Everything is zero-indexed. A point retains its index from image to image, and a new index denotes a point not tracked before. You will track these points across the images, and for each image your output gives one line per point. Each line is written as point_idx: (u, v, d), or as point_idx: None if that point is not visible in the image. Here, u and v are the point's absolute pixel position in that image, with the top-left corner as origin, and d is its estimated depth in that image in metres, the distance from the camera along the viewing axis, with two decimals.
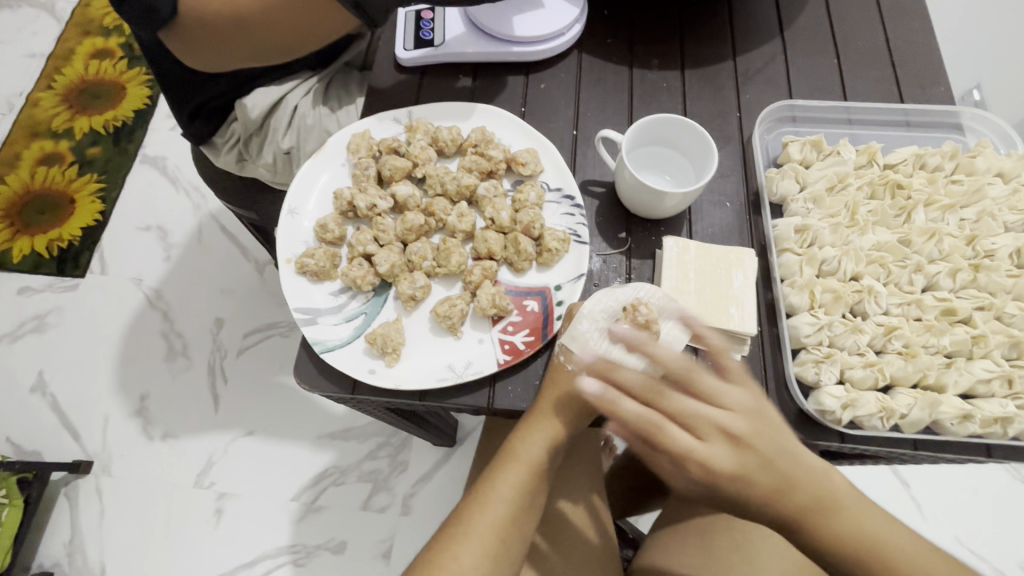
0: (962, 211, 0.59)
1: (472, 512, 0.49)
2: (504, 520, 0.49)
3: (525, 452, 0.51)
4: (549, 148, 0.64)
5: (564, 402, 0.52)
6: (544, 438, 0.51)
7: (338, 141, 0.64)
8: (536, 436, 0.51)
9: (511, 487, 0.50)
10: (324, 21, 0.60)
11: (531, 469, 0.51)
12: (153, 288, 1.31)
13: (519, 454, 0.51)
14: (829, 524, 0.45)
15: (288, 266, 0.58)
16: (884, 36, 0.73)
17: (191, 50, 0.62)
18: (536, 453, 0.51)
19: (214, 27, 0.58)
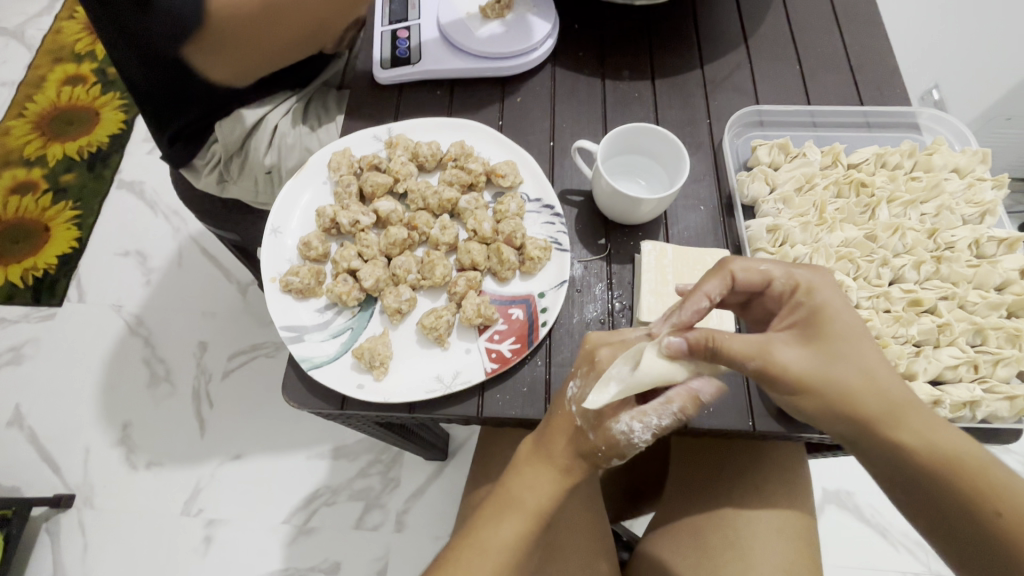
0: (922, 206, 0.62)
1: (470, 552, 0.50)
2: (502, 565, 0.50)
3: (526, 499, 0.51)
4: (527, 160, 0.65)
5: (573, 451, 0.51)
6: (541, 485, 0.51)
7: (319, 160, 0.65)
8: (534, 483, 0.52)
9: (509, 533, 0.51)
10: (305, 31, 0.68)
11: (528, 516, 0.51)
12: (133, 314, 1.30)
13: (515, 500, 0.52)
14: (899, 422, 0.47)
15: (273, 285, 0.58)
16: (841, 42, 0.76)
17: (222, 60, 0.68)
18: (532, 500, 0.51)
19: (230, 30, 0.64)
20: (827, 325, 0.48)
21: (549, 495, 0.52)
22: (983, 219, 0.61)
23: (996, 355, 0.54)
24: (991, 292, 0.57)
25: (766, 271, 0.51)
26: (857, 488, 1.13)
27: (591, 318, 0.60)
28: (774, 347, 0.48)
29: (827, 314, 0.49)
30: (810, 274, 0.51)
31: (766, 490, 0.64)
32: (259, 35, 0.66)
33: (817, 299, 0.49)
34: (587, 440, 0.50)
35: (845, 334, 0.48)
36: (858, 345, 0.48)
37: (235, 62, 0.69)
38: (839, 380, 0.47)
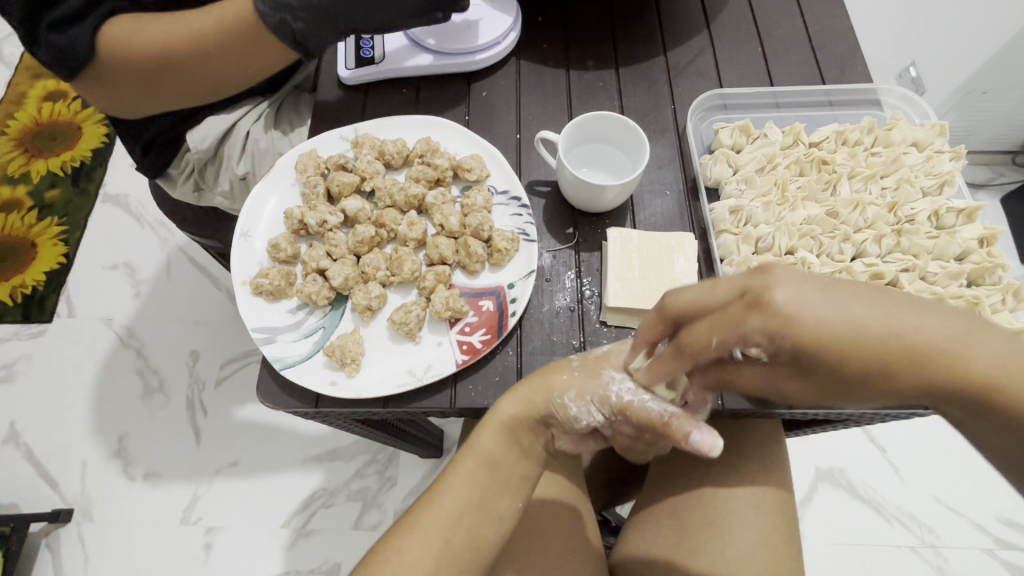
0: (882, 180, 0.62)
1: (422, 509, 0.48)
2: (453, 514, 0.47)
3: (477, 446, 0.50)
4: (493, 154, 0.66)
5: (531, 389, 0.50)
6: (495, 426, 0.50)
7: (286, 163, 0.65)
8: (487, 426, 0.50)
9: (462, 481, 0.49)
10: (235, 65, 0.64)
11: (483, 460, 0.49)
12: (123, 327, 1.30)
13: (471, 446, 0.50)
14: (968, 384, 0.35)
15: (244, 288, 0.59)
16: (803, 23, 0.77)
17: (99, 90, 0.64)
18: (486, 443, 0.50)
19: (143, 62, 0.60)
20: (819, 356, 0.37)
21: (502, 436, 0.50)
22: (942, 191, 0.62)
23: None
24: (951, 262, 0.58)
25: (718, 346, 0.37)
26: (849, 465, 1.14)
27: (561, 306, 0.60)
28: (785, 382, 0.41)
29: (829, 324, 0.36)
30: (788, 286, 0.36)
31: (745, 468, 0.65)
32: (145, 81, 0.63)
33: (810, 321, 0.36)
34: (562, 377, 0.50)
35: (863, 346, 0.36)
36: (868, 349, 0.36)
37: (113, 95, 0.65)
38: (871, 366, 0.36)
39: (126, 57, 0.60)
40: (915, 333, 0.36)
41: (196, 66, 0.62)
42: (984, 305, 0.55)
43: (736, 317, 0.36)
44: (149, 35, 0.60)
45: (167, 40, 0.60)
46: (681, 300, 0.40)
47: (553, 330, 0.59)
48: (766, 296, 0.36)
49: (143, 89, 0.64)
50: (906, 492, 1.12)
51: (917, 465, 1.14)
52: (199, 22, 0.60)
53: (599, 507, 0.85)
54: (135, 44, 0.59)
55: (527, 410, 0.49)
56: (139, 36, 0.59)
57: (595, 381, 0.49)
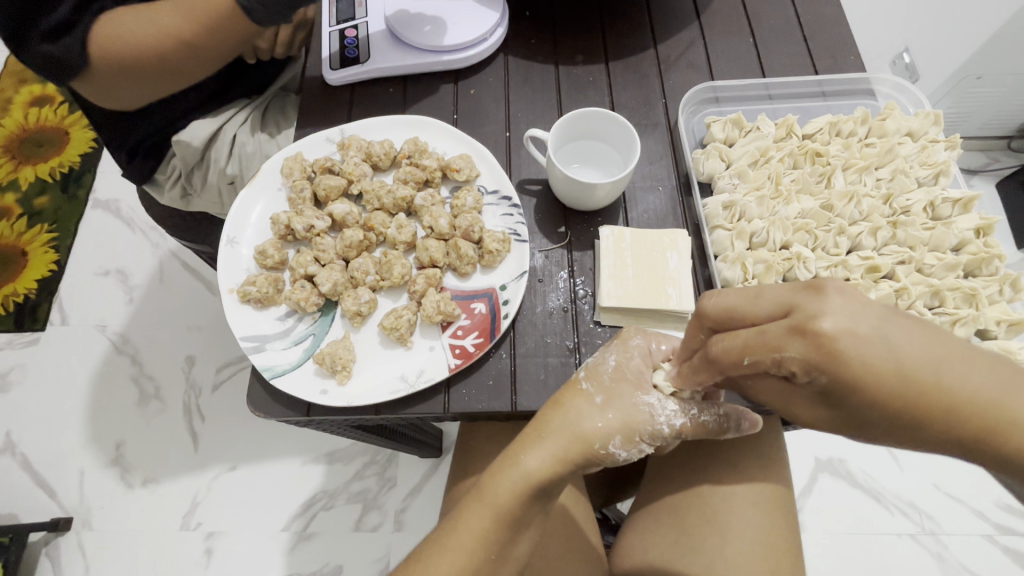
0: (877, 171, 0.61)
1: (432, 554, 0.48)
2: (462, 566, 0.47)
3: (490, 495, 0.47)
4: (482, 152, 0.65)
5: (562, 446, 0.47)
6: (516, 481, 0.47)
7: (271, 167, 0.64)
8: (505, 478, 0.47)
9: (471, 532, 0.47)
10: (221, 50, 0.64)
11: (497, 513, 0.47)
12: (117, 334, 1.29)
13: (486, 495, 0.48)
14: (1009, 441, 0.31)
15: (231, 296, 0.58)
16: (795, 12, 0.76)
17: (96, 90, 0.64)
18: (503, 496, 0.47)
19: (129, 57, 0.60)
20: (854, 398, 0.32)
21: (522, 492, 0.47)
22: (937, 180, 0.61)
23: (953, 316, 0.54)
24: (947, 254, 0.57)
25: (751, 364, 0.34)
26: (848, 455, 1.14)
27: (554, 307, 0.59)
28: (800, 404, 0.36)
29: (874, 362, 0.31)
30: (838, 313, 0.31)
31: (743, 466, 0.64)
32: (143, 76, 0.63)
33: (854, 355, 0.31)
34: (598, 426, 0.47)
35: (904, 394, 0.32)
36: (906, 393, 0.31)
37: (113, 94, 0.65)
38: (905, 411, 0.32)
39: (122, 56, 0.60)
40: (954, 384, 0.32)
41: (190, 55, 0.62)
42: (981, 296, 0.54)
43: (775, 340, 0.32)
44: (141, 29, 0.59)
45: (155, 36, 0.60)
46: (719, 306, 0.37)
47: (547, 332, 0.58)
48: (815, 324, 0.31)
49: (133, 85, 0.64)
50: (906, 480, 1.12)
51: (916, 454, 1.14)
52: (183, 11, 0.60)
53: (599, 505, 0.84)
54: (127, 41, 0.59)
55: (555, 468, 0.47)
56: (132, 32, 0.59)
57: (634, 417, 0.47)
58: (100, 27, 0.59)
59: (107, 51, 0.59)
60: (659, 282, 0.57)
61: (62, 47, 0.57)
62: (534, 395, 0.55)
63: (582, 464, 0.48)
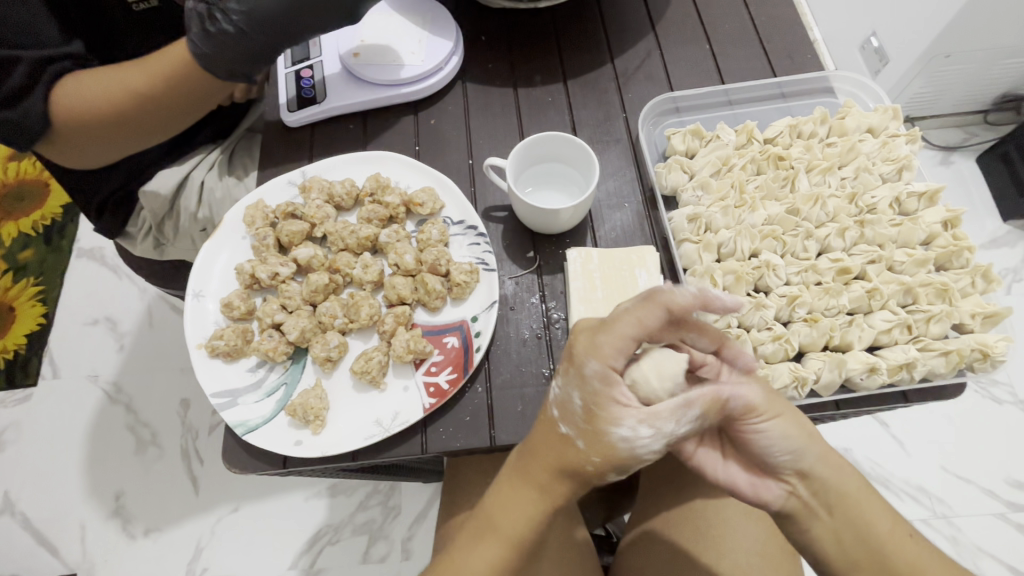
0: (841, 171, 0.61)
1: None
2: None
3: (500, 525, 0.46)
4: (445, 184, 0.64)
5: (553, 473, 0.44)
6: (523, 510, 0.46)
7: (233, 217, 0.63)
8: (515, 507, 0.46)
9: (485, 563, 0.45)
10: (178, 102, 0.65)
11: (510, 542, 0.46)
12: (110, 383, 1.28)
13: (497, 526, 0.46)
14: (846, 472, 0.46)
15: (200, 351, 0.57)
16: (749, 14, 0.76)
17: (63, 151, 0.67)
18: (514, 524, 0.46)
19: (90, 117, 0.63)
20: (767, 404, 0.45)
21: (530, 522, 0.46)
22: (902, 175, 0.61)
23: (927, 312, 0.53)
24: (917, 249, 0.57)
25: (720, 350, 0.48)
26: (853, 444, 1.12)
27: (527, 334, 0.59)
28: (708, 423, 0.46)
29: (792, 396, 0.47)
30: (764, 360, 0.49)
31: None
32: (108, 135, 0.66)
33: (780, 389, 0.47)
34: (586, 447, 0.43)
35: (833, 470, 0.45)
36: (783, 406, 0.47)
37: (86, 154, 0.68)
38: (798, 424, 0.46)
39: (80, 117, 0.63)
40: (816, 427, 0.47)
41: (147, 111, 0.65)
42: (953, 290, 0.54)
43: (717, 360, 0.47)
44: (95, 91, 0.62)
45: (113, 93, 0.62)
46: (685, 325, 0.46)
47: (521, 360, 0.57)
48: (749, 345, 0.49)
49: (98, 142, 0.66)
50: (913, 464, 1.11)
51: (922, 437, 1.13)
52: (141, 71, 0.63)
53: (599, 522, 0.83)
54: (88, 101, 0.62)
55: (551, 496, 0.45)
56: (88, 93, 0.62)
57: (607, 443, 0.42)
58: (60, 91, 0.62)
59: (69, 113, 0.62)
60: None
61: (21, 113, 0.60)
62: (512, 428, 0.54)
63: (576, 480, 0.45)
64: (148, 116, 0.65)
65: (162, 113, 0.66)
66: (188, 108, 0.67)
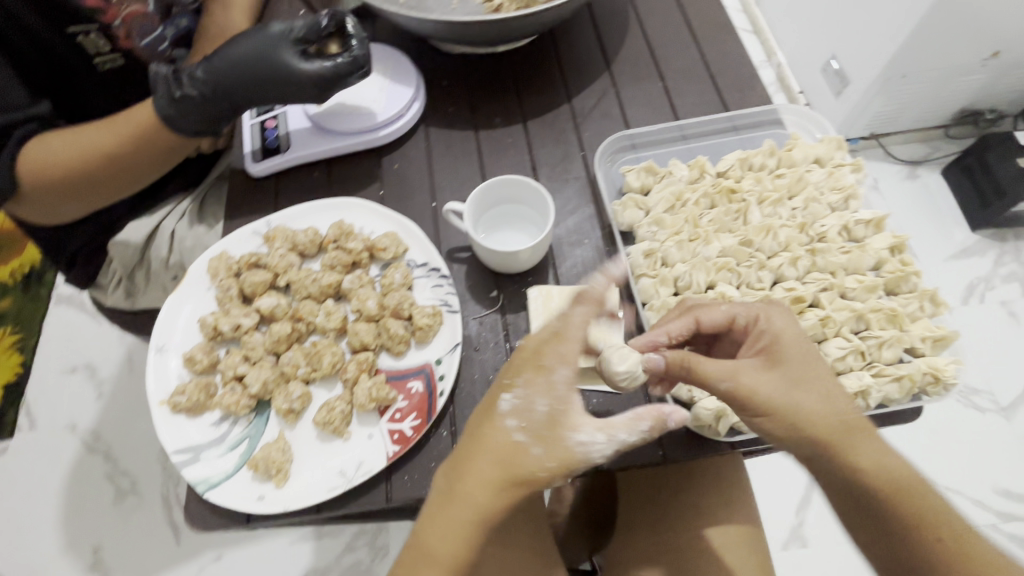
0: (791, 201, 0.63)
1: None
2: None
3: (437, 549, 0.42)
4: (408, 228, 0.65)
5: (489, 490, 0.42)
6: (452, 536, 0.42)
7: (197, 270, 0.64)
8: (443, 531, 0.42)
9: None
10: (148, 160, 0.67)
11: (448, 568, 0.42)
12: (88, 431, 1.25)
13: (429, 550, 0.42)
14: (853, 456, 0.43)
15: (161, 408, 0.56)
16: (699, 51, 0.79)
17: (30, 210, 0.67)
18: (449, 549, 0.42)
19: (56, 178, 0.63)
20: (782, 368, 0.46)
21: (464, 545, 0.42)
22: (849, 203, 0.62)
23: (880, 338, 0.54)
24: (867, 275, 0.58)
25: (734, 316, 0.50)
26: None
27: (491, 375, 0.59)
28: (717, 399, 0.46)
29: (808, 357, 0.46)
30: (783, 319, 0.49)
31: (711, 508, 0.62)
32: (77, 194, 0.66)
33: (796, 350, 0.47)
34: (529, 463, 0.42)
35: (838, 443, 0.44)
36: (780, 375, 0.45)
37: (52, 213, 0.69)
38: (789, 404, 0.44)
39: (46, 179, 0.63)
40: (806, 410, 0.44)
41: (114, 170, 0.66)
42: (903, 316, 0.55)
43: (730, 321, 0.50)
44: (62, 152, 0.63)
45: (81, 155, 0.64)
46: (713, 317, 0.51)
47: None
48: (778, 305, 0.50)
49: (65, 201, 0.67)
50: None
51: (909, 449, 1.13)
52: (107, 132, 0.64)
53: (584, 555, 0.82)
54: (54, 163, 0.63)
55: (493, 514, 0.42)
56: (60, 154, 0.63)
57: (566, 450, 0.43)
58: (26, 153, 0.63)
59: (35, 175, 0.63)
60: None
61: None
62: None
63: (522, 493, 0.42)
64: (116, 175, 0.66)
65: (130, 171, 0.67)
66: (156, 165, 0.68)
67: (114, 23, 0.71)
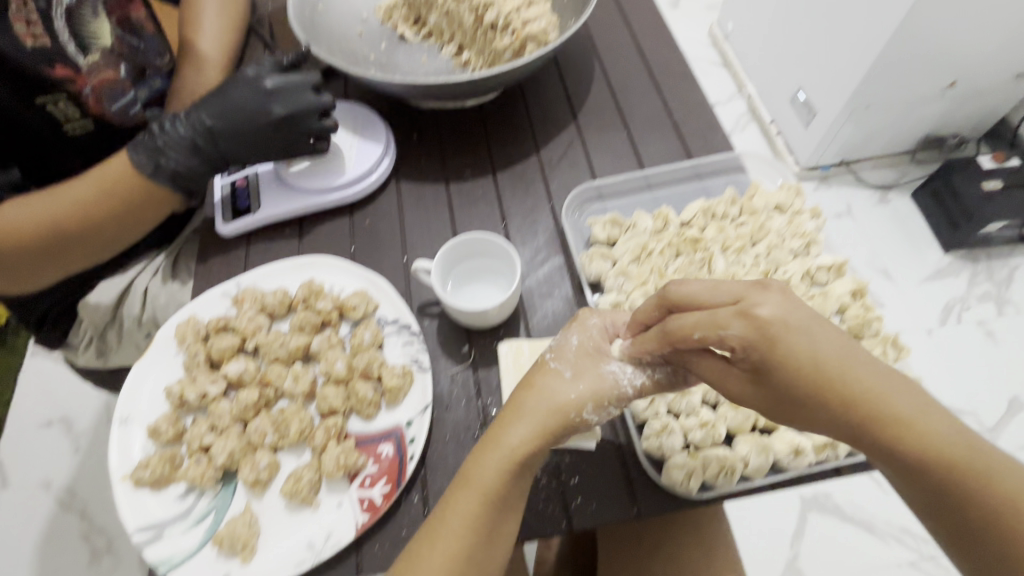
0: (754, 248, 0.64)
1: (425, 542, 0.47)
2: (459, 553, 0.46)
3: (477, 478, 0.48)
4: (378, 284, 0.65)
5: (540, 422, 0.49)
6: (499, 463, 0.48)
7: (165, 335, 0.63)
8: (491, 459, 0.48)
9: (459, 517, 0.47)
10: (126, 218, 0.68)
11: (485, 496, 0.47)
12: (64, 488, 1.21)
13: (472, 478, 0.48)
14: (894, 430, 0.40)
15: (124, 484, 0.55)
16: (661, 100, 0.81)
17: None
18: (487, 478, 0.48)
19: (32, 238, 0.64)
20: (778, 369, 0.41)
21: (505, 469, 0.48)
22: (810, 249, 0.64)
23: None
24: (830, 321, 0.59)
25: (700, 339, 0.43)
26: (834, 489, 1.11)
27: (463, 434, 0.58)
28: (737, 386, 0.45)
29: (801, 353, 0.41)
30: (772, 304, 0.42)
31: (693, 559, 0.62)
32: (51, 254, 0.67)
33: (795, 344, 0.41)
34: (571, 396, 0.50)
35: (878, 419, 0.41)
36: (807, 357, 0.41)
37: (24, 278, 0.68)
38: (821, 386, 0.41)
39: (21, 238, 0.64)
40: (854, 380, 0.41)
41: (92, 225, 0.67)
42: None
43: (721, 319, 0.42)
44: (42, 209, 0.65)
45: (61, 211, 0.66)
46: (684, 291, 0.46)
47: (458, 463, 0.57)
48: (756, 310, 0.42)
49: (39, 263, 0.67)
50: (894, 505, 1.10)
51: None
52: (89, 189, 0.67)
53: None
54: (33, 220, 0.65)
55: (536, 443, 0.49)
56: (40, 211, 0.65)
57: (603, 383, 0.50)
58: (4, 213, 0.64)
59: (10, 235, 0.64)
60: None
61: None
62: None
63: (563, 432, 0.49)
64: (93, 232, 0.67)
65: (107, 228, 0.68)
66: (133, 224, 0.69)
67: (83, 91, 0.72)
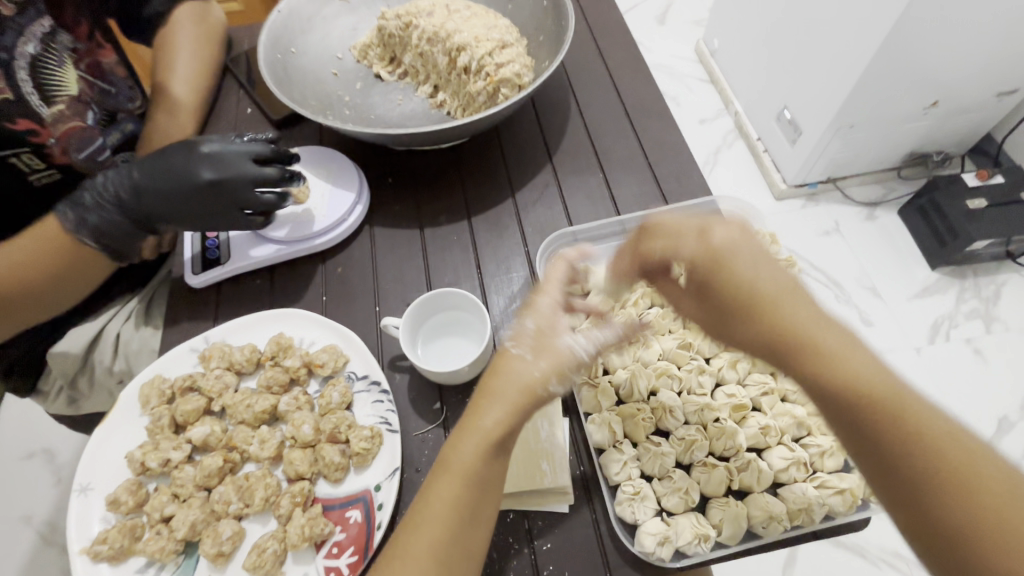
0: None
1: (407, 533, 0.44)
2: (440, 541, 0.43)
3: (455, 462, 0.45)
4: (348, 339, 0.64)
5: (513, 400, 0.46)
6: (477, 444, 0.45)
7: (128, 396, 0.62)
8: (468, 441, 0.45)
9: (443, 502, 0.44)
10: (71, 274, 0.66)
11: (464, 479, 0.44)
12: (43, 521, 1.16)
13: (450, 462, 0.45)
14: (818, 356, 0.39)
15: (81, 557, 0.53)
16: (637, 140, 0.81)
17: None
18: (468, 461, 0.44)
19: None
20: (720, 285, 0.43)
21: (484, 450, 0.45)
22: None
23: (820, 446, 0.55)
24: None
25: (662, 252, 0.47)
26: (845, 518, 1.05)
27: None
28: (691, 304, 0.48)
29: (735, 275, 0.42)
30: (730, 232, 0.44)
31: None
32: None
33: (741, 271, 0.42)
34: (536, 374, 0.46)
35: (794, 340, 0.40)
36: (744, 276, 0.42)
37: None
38: (745, 302, 0.42)
39: None
40: (779, 306, 0.41)
41: (35, 287, 0.65)
42: None
43: (676, 240, 0.46)
44: None
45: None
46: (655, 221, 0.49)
47: None
48: (711, 232, 0.44)
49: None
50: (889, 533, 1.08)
51: None
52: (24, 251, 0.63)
53: None
54: None
55: (509, 423, 0.46)
56: None
57: (560, 356, 0.47)
58: None
59: None
60: (532, 458, 0.54)
61: None
62: None
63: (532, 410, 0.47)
64: (39, 292, 0.65)
65: (53, 287, 0.66)
66: (80, 277, 0.67)
67: (48, 143, 0.71)
